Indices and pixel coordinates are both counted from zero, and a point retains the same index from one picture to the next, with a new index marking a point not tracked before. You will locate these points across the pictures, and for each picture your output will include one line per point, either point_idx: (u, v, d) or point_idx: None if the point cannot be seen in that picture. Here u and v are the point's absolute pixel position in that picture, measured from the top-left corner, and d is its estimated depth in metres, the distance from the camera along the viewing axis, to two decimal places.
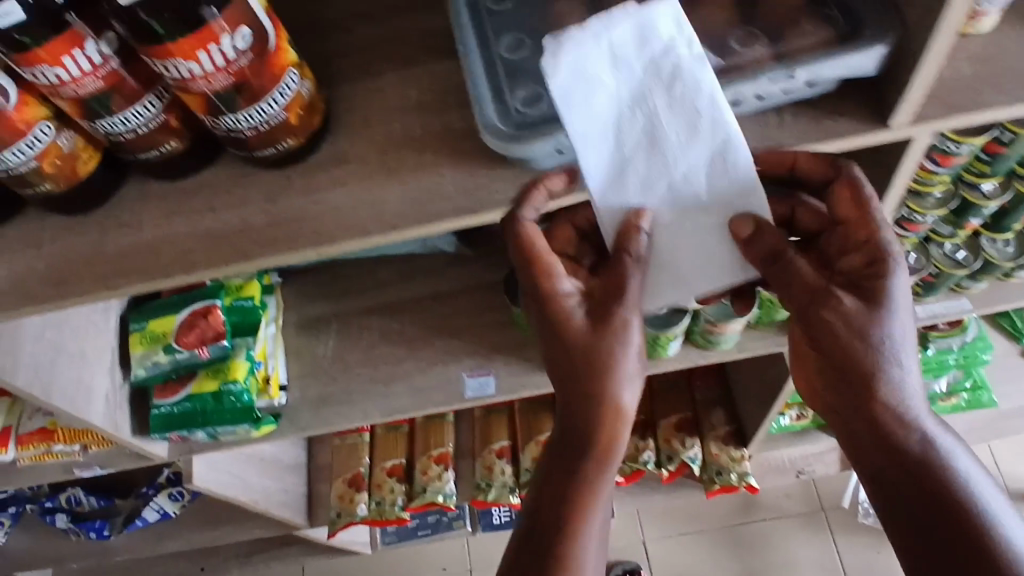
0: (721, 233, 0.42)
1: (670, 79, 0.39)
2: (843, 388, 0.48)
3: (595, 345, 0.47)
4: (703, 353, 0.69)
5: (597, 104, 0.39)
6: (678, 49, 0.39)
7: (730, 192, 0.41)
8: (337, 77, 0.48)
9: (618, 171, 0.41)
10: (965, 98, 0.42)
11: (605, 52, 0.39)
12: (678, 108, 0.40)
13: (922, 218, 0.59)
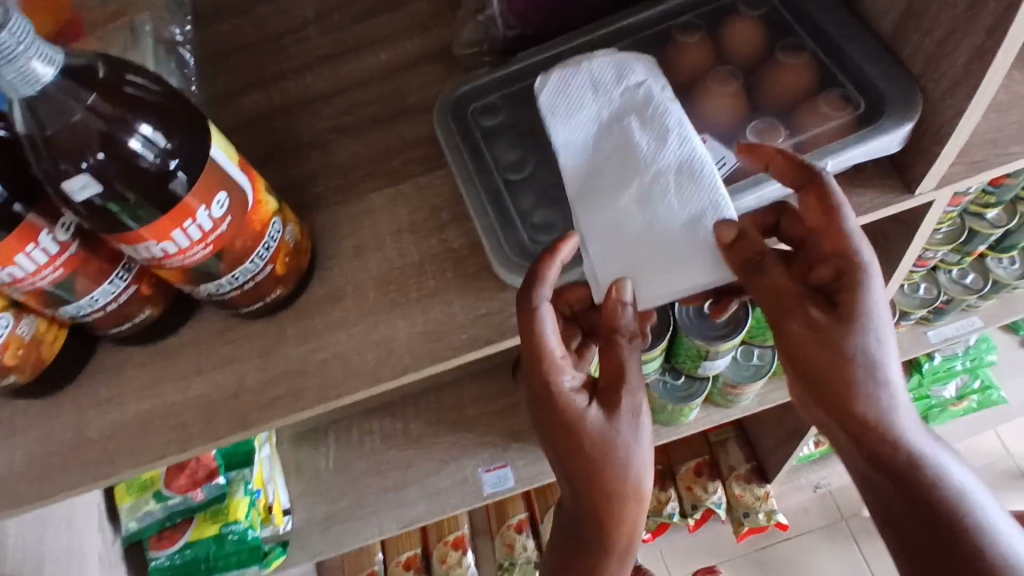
0: (700, 255, 0.33)
1: (644, 105, 0.36)
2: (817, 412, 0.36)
3: (608, 455, 0.34)
4: (724, 412, 0.66)
5: (571, 125, 0.36)
6: (651, 83, 0.36)
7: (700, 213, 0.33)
8: (319, 203, 0.44)
9: (582, 187, 0.35)
10: (986, 151, 0.40)
11: (584, 83, 0.37)
12: (648, 131, 0.35)
13: (933, 255, 0.57)
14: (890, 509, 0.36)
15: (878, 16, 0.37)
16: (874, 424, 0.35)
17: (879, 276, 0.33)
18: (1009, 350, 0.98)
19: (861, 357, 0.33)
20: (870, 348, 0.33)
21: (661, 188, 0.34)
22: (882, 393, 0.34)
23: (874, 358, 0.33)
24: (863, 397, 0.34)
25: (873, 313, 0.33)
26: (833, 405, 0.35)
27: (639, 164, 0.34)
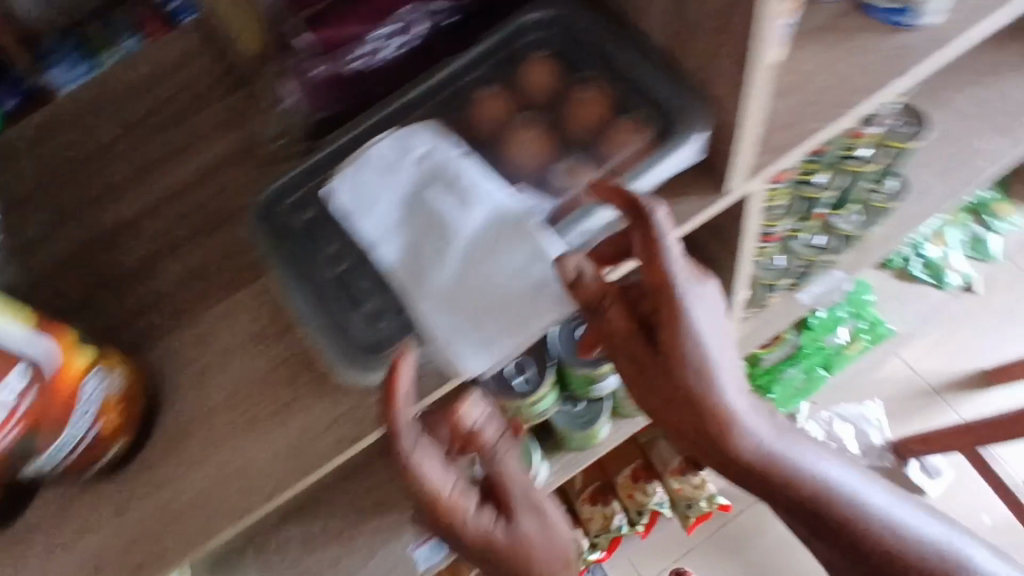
0: (541, 296, 0.33)
1: (440, 172, 0.35)
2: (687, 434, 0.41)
3: (526, 554, 0.37)
4: (634, 423, 0.67)
5: (377, 211, 0.35)
6: (441, 148, 0.36)
7: (527, 257, 0.34)
8: (151, 337, 0.41)
9: (406, 270, 0.34)
10: (784, 135, 0.43)
11: (374, 166, 0.36)
12: (454, 196, 0.35)
13: (777, 229, 0.60)
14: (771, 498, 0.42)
15: (652, 36, 0.38)
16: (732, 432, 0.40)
17: (697, 302, 0.38)
18: (886, 283, 1.04)
19: (701, 377, 0.39)
20: (706, 369, 0.39)
21: (483, 245, 0.34)
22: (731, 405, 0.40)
23: (714, 377, 0.39)
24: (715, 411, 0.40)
25: (700, 337, 0.38)
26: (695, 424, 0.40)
27: (454, 230, 0.34)
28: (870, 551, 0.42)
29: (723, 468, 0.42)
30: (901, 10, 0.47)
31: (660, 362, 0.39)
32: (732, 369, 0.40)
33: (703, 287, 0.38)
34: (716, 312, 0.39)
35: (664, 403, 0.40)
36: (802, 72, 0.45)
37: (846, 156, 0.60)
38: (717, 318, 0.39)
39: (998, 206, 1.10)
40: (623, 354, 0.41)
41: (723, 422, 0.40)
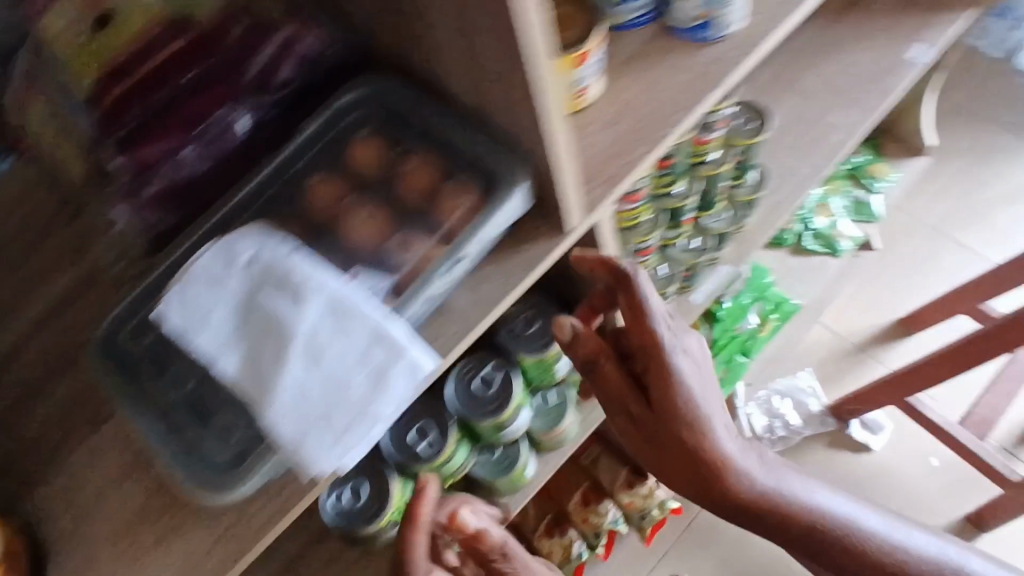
0: (387, 378, 0.34)
1: (267, 273, 0.36)
2: (691, 483, 0.47)
3: None
4: (561, 452, 0.68)
5: (211, 326, 0.35)
6: (265, 249, 0.36)
7: (367, 343, 0.34)
8: (22, 488, 0.40)
9: (251, 381, 0.34)
10: (614, 164, 0.45)
11: (203, 282, 0.36)
12: (284, 295, 0.35)
13: (646, 244, 0.64)
14: (774, 531, 0.47)
15: (461, 97, 0.40)
16: (728, 471, 0.46)
17: (682, 355, 0.45)
18: (785, 261, 1.09)
19: (694, 419, 0.45)
20: (699, 411, 0.45)
21: (321, 341, 0.34)
22: (723, 446, 0.46)
23: (707, 421, 0.45)
24: (711, 451, 0.45)
25: (687, 382, 0.45)
26: (697, 468, 0.46)
27: (288, 331, 0.34)
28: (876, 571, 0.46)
29: (726, 509, 0.48)
30: (705, 26, 0.49)
31: (657, 415, 0.46)
32: (722, 416, 0.47)
33: (688, 344, 0.46)
34: (702, 367, 0.46)
35: (661, 452, 0.46)
36: (622, 101, 0.48)
37: (698, 164, 0.64)
38: (704, 371, 0.46)
39: (874, 169, 1.15)
40: (621, 411, 0.47)
41: (721, 465, 0.46)
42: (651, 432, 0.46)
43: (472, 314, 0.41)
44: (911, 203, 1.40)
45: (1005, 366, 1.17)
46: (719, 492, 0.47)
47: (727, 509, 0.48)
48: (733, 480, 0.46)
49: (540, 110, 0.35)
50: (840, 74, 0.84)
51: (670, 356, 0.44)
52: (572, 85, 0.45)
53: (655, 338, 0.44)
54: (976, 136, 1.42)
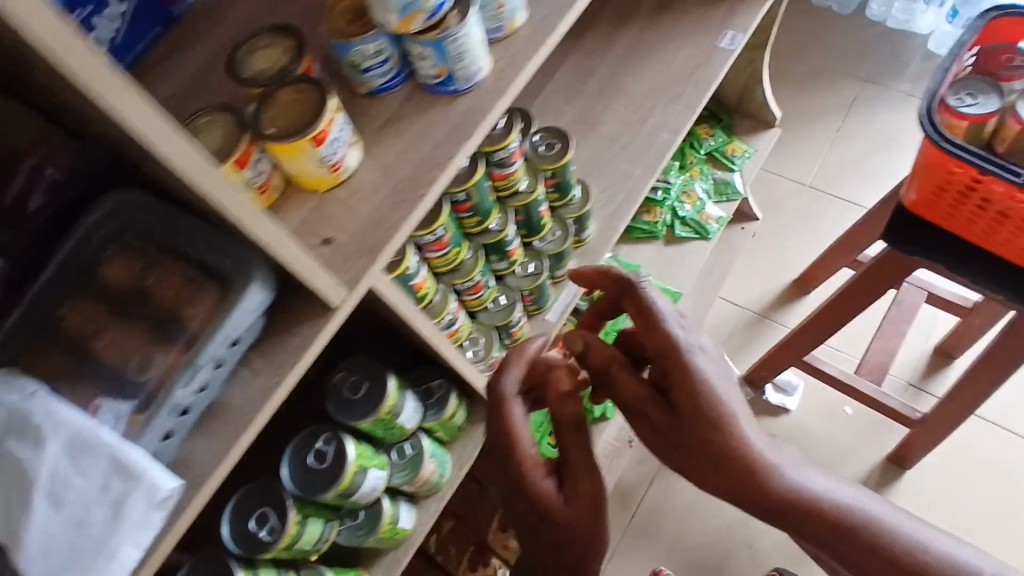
0: (136, 510, 0.36)
1: (6, 423, 0.35)
2: (725, 486, 0.48)
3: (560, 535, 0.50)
4: (439, 496, 0.71)
5: None
6: (7, 397, 0.36)
7: (116, 479, 0.36)
8: None
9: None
10: (375, 233, 0.47)
11: None
12: (23, 443, 0.35)
13: (474, 281, 0.66)
14: (816, 537, 0.48)
15: (187, 206, 0.41)
16: (760, 472, 0.48)
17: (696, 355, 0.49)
18: (662, 252, 1.13)
19: (720, 414, 0.48)
20: (725, 409, 0.48)
21: (67, 484, 0.35)
22: (754, 447, 0.48)
23: (735, 419, 0.48)
24: (742, 448, 0.48)
25: (706, 378, 0.48)
26: (727, 468, 0.48)
27: (33, 479, 0.34)
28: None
29: (767, 516, 0.48)
30: (449, 80, 0.50)
31: (682, 414, 0.49)
32: (753, 420, 0.49)
33: (705, 346, 0.50)
34: (722, 370, 0.50)
35: (690, 453, 0.49)
36: (382, 166, 0.50)
37: (505, 197, 0.66)
38: (723, 373, 0.50)
39: (731, 148, 1.19)
40: (643, 418, 0.51)
41: (760, 469, 0.47)
42: (677, 432, 0.49)
43: (243, 406, 0.42)
44: (780, 169, 1.46)
45: (891, 307, 1.22)
46: (755, 495, 0.48)
47: (766, 514, 0.48)
48: (767, 480, 0.48)
49: (208, 203, 0.35)
50: (655, 78, 0.90)
51: (688, 355, 0.48)
52: (320, 165, 0.47)
53: (667, 339, 0.49)
54: (826, 98, 1.52)
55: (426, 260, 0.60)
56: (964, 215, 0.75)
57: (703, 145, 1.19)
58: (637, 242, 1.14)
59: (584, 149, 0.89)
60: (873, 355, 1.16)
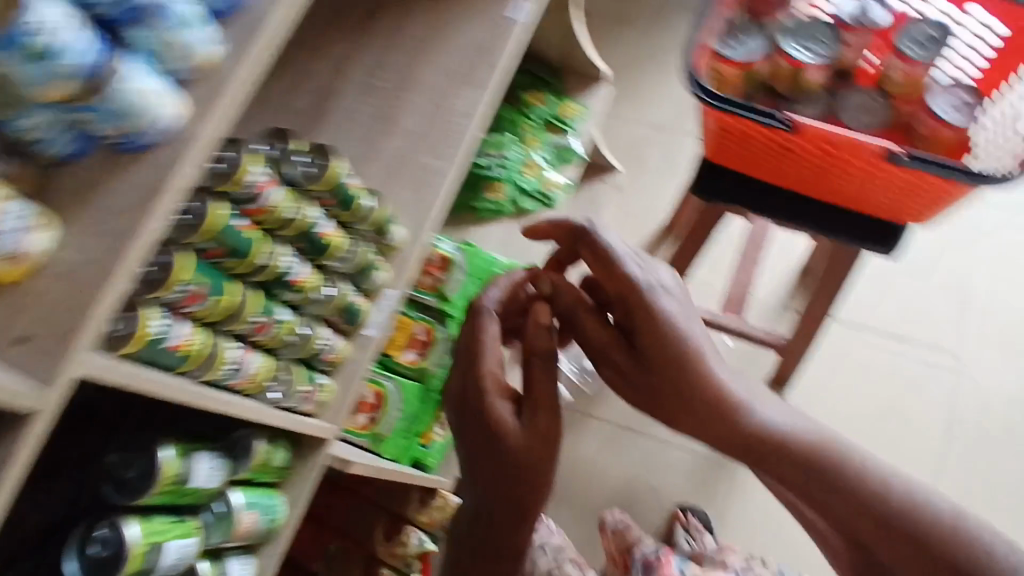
0: None
1: None
2: (682, 397, 0.71)
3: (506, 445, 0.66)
4: (276, 542, 0.71)
5: None
6: None
7: None
8: None
9: None
10: (70, 318, 0.44)
11: None
12: None
13: (254, 322, 0.64)
14: (741, 434, 0.70)
15: None
16: (709, 385, 0.71)
17: (664, 299, 0.73)
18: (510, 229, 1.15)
19: (682, 343, 0.71)
20: (690, 340, 0.71)
21: None
22: (711, 369, 0.71)
23: (696, 348, 0.71)
24: (698, 366, 0.71)
25: (671, 314, 0.72)
26: (686, 384, 0.71)
27: None
28: (810, 459, 0.69)
29: (716, 419, 0.70)
30: (131, 139, 0.47)
31: (643, 344, 0.72)
32: (708, 353, 0.72)
33: (664, 287, 0.74)
34: (682, 308, 0.73)
35: (655, 372, 0.72)
36: (76, 241, 0.46)
37: (274, 228, 0.64)
38: (683, 309, 0.73)
39: (565, 111, 1.19)
40: (613, 351, 0.75)
41: (709, 388, 0.70)
42: (647, 351, 0.72)
43: None
44: (627, 114, 1.47)
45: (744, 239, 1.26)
46: (702, 402, 0.71)
47: (706, 420, 0.71)
48: (715, 391, 0.70)
49: None
50: (445, 64, 0.89)
51: (648, 294, 0.72)
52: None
53: (632, 282, 0.73)
54: (665, 38, 1.54)
55: (182, 316, 0.57)
56: (748, 151, 0.74)
57: (535, 112, 1.18)
58: (484, 223, 1.14)
59: (386, 146, 0.86)
60: (733, 288, 1.19)
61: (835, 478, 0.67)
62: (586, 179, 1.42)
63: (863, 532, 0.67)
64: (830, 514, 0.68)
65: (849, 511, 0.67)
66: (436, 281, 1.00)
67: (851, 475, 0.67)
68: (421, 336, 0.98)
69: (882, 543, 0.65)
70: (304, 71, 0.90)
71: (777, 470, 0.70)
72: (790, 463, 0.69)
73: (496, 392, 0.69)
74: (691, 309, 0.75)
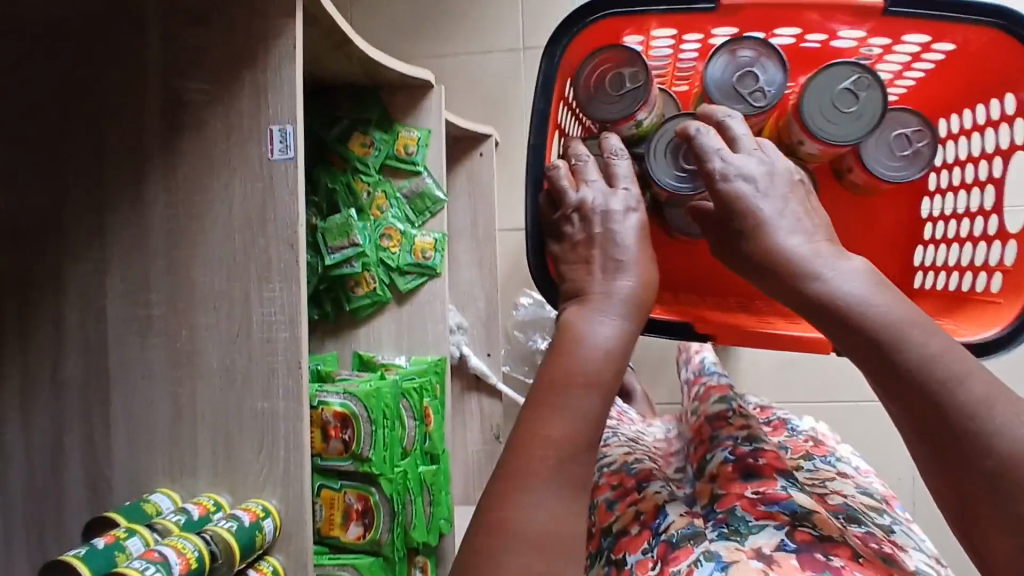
0: None
1: None
2: (762, 278, 0.52)
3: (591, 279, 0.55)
4: None
5: None
6: None
7: None
8: None
9: None
10: None
11: None
12: None
13: None
14: (829, 320, 0.47)
15: None
16: (787, 255, 0.50)
17: (736, 172, 0.54)
18: (400, 319, 0.96)
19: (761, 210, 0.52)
20: (763, 211, 0.52)
21: None
22: (778, 234, 0.51)
23: (770, 219, 0.52)
24: (763, 238, 0.52)
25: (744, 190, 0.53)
26: (766, 262, 0.51)
27: None
28: (928, 365, 0.42)
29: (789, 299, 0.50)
30: None
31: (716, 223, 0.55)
32: (793, 223, 0.52)
33: (754, 166, 0.54)
34: (767, 183, 0.53)
35: (743, 263, 0.53)
36: None
37: None
38: (771, 194, 0.53)
39: (401, 144, 0.93)
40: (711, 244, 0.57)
41: (783, 261, 0.50)
42: (728, 224, 0.54)
43: None
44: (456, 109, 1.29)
45: None
46: (783, 282, 0.50)
47: (786, 298, 0.50)
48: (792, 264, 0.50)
49: None
50: (225, 260, 0.66)
51: (720, 184, 0.54)
52: None
53: (709, 171, 0.55)
54: None
55: None
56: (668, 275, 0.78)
57: (369, 164, 0.93)
58: (362, 318, 0.96)
59: (204, 400, 0.67)
60: None
61: (956, 409, 0.41)
62: (458, 159, 1.20)
63: (941, 437, 0.41)
64: (910, 412, 0.43)
65: (926, 420, 0.42)
66: (344, 444, 0.83)
67: (921, 360, 0.43)
68: (356, 504, 0.86)
69: (961, 467, 0.41)
70: (58, 325, 0.69)
71: (882, 385, 0.45)
72: (903, 374, 0.43)
73: (619, 199, 0.58)
74: (784, 183, 0.54)
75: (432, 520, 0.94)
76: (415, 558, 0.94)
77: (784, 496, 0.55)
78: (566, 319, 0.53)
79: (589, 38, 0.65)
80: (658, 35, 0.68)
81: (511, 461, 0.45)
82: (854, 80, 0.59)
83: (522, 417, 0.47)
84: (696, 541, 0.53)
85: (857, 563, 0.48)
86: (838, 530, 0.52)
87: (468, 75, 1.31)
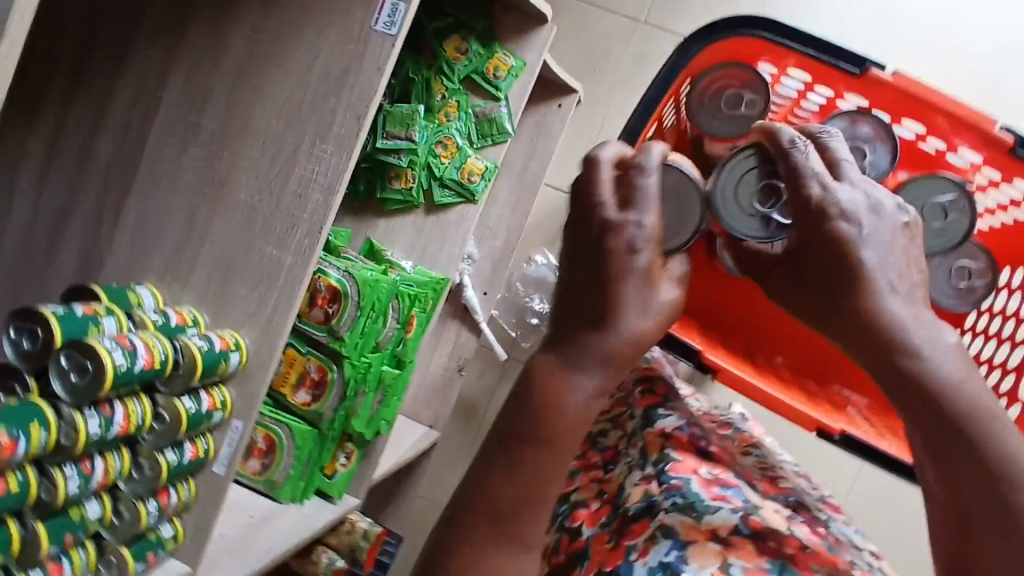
0: None
1: None
2: (820, 292, 0.55)
3: (606, 280, 0.50)
4: None
5: None
6: None
7: None
8: None
9: None
10: None
11: None
12: None
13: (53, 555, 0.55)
14: (890, 357, 0.52)
15: None
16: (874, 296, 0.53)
17: (846, 218, 0.54)
18: (421, 226, 0.97)
19: (870, 264, 0.53)
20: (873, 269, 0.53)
21: None
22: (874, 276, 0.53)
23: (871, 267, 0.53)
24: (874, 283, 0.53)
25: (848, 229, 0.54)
26: (836, 282, 0.54)
27: None
28: (958, 399, 0.50)
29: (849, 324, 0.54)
30: None
31: (808, 248, 0.56)
32: (885, 265, 0.54)
33: (852, 202, 0.54)
34: (870, 225, 0.54)
35: (810, 276, 0.56)
36: None
37: (49, 459, 0.53)
38: (869, 238, 0.54)
39: (493, 65, 0.91)
40: (777, 280, 0.60)
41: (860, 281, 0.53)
42: (819, 252, 0.55)
43: None
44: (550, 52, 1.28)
45: None
46: (855, 306, 0.53)
47: (849, 329, 0.54)
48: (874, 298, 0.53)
49: None
50: (288, 106, 0.66)
51: (828, 214, 0.54)
52: None
53: (812, 202, 0.54)
54: None
55: None
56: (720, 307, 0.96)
57: (455, 70, 0.92)
58: (388, 210, 0.97)
59: (217, 228, 0.68)
60: None
61: (979, 431, 0.49)
62: (534, 100, 1.20)
63: (959, 464, 0.49)
64: (933, 440, 0.50)
65: (942, 433, 0.50)
66: (325, 317, 0.84)
67: (939, 387, 0.50)
68: (314, 373, 0.88)
69: (967, 481, 0.49)
70: (108, 101, 0.69)
71: (909, 413, 0.52)
72: (938, 413, 0.50)
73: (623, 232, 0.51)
74: (882, 226, 0.55)
75: (378, 419, 0.98)
76: (346, 442, 0.97)
77: (735, 483, 0.60)
78: (543, 369, 0.50)
79: (722, 50, 0.80)
80: (793, 74, 0.82)
81: (492, 488, 0.50)
82: (952, 197, 0.74)
83: (507, 457, 0.50)
84: (650, 514, 0.55)
85: (805, 553, 0.53)
86: (783, 521, 0.57)
87: (574, 21, 1.29)
